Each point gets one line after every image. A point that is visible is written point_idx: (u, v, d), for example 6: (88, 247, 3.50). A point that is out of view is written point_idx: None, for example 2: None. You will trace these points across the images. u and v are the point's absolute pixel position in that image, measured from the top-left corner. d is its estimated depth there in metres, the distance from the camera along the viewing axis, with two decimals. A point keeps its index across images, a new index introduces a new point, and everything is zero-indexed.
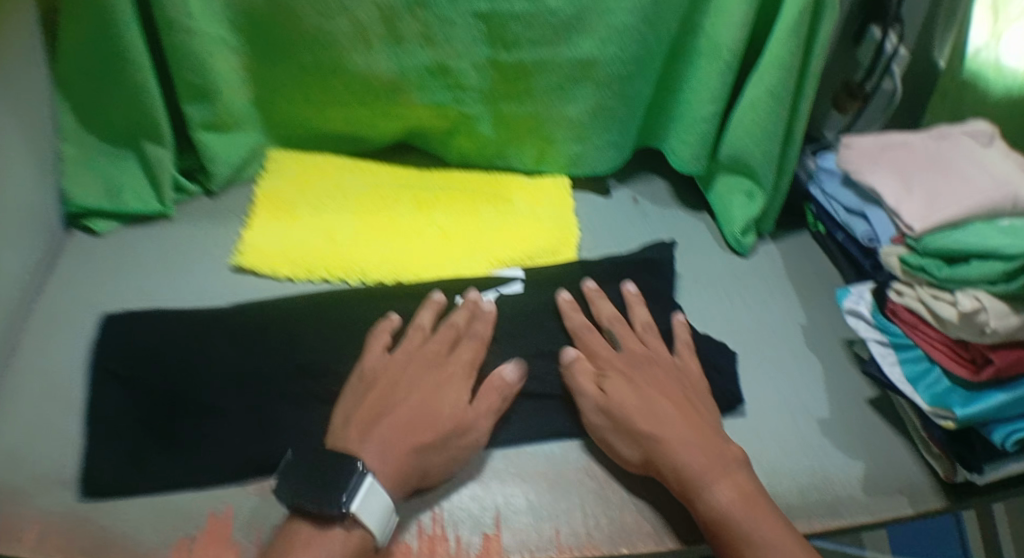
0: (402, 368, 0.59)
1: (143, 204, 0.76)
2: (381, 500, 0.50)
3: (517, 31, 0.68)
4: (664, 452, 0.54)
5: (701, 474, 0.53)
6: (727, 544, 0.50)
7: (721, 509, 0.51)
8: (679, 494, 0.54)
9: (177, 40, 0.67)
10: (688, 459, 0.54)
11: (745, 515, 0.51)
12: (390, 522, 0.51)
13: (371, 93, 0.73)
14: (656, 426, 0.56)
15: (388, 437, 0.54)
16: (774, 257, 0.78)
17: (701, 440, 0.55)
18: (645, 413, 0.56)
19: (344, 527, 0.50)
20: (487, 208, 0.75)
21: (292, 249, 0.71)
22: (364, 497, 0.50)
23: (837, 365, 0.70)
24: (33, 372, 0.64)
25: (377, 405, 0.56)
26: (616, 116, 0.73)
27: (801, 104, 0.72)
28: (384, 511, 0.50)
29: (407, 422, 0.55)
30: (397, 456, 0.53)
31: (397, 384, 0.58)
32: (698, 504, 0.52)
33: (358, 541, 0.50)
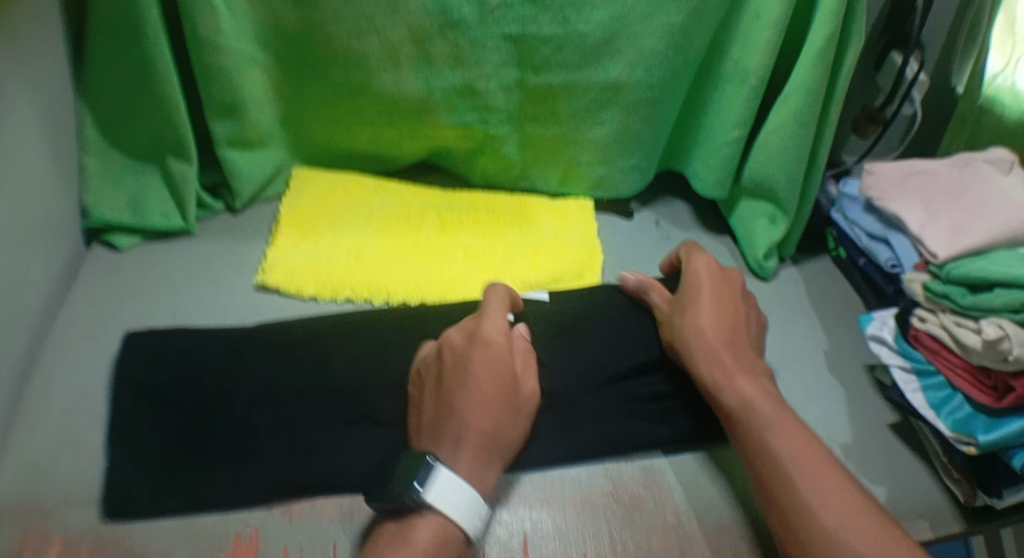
0: (453, 348, 0.59)
1: (166, 220, 0.75)
2: (459, 489, 0.52)
3: (546, 55, 0.69)
4: (704, 357, 0.60)
5: (735, 383, 0.58)
6: (738, 427, 0.56)
7: (741, 403, 0.56)
8: (705, 386, 0.59)
9: (207, 56, 0.67)
10: (724, 370, 0.59)
11: (772, 420, 0.55)
12: (474, 514, 0.52)
13: (398, 112, 0.74)
14: (705, 325, 0.62)
15: (458, 434, 0.54)
16: (796, 281, 0.78)
17: (741, 354, 0.60)
18: (697, 310, 0.63)
19: (425, 518, 0.51)
20: (512, 229, 0.75)
21: (318, 267, 0.70)
22: (439, 485, 0.51)
23: (860, 391, 0.70)
24: (57, 388, 0.64)
25: (439, 407, 0.56)
26: (641, 138, 0.74)
27: (825, 129, 0.72)
28: (467, 500, 0.52)
29: (472, 408, 0.55)
30: (471, 447, 0.54)
31: (451, 372, 0.57)
32: (721, 392, 0.58)
33: (446, 532, 0.51)
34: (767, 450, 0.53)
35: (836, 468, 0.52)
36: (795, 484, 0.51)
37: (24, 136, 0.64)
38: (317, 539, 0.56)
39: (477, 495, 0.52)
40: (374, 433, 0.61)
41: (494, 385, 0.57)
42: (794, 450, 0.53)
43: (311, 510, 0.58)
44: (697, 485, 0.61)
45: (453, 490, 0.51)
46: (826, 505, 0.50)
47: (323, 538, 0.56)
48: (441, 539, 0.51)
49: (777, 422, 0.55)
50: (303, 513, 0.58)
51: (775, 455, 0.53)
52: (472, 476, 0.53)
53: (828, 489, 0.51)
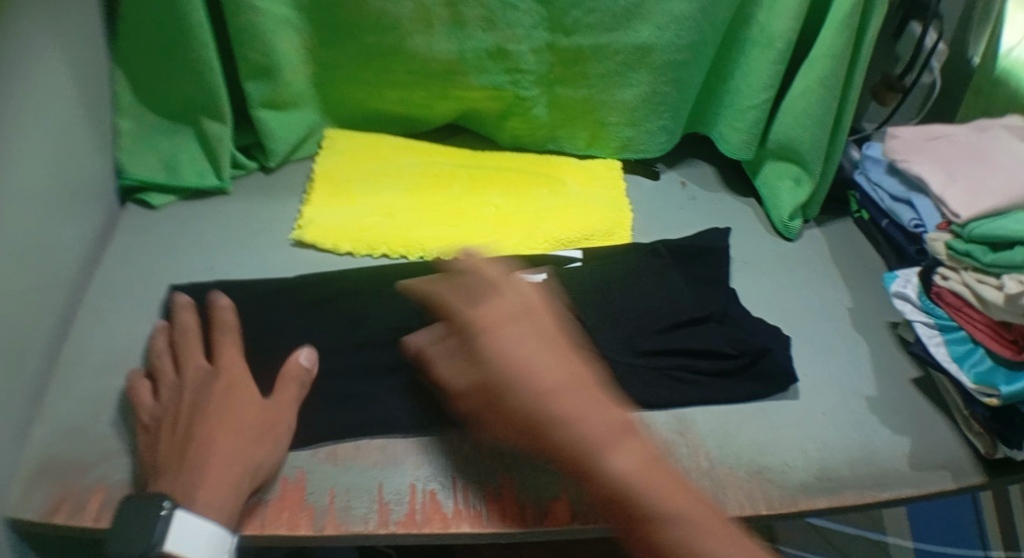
0: (200, 384, 0.58)
1: (201, 178, 0.77)
2: (201, 535, 0.50)
3: (577, 17, 0.70)
4: (510, 404, 0.48)
5: (534, 397, 0.48)
6: (634, 517, 0.44)
7: (619, 481, 0.45)
8: (574, 470, 0.47)
9: (243, 17, 0.68)
10: (529, 383, 0.48)
11: (605, 434, 0.46)
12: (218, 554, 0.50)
13: (430, 75, 0.75)
14: (536, 396, 0.48)
15: (202, 467, 0.52)
16: (819, 242, 0.80)
17: (592, 400, 0.48)
18: (521, 380, 0.48)
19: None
20: (541, 189, 0.76)
21: (352, 224, 0.71)
22: (174, 534, 0.49)
23: (881, 347, 0.72)
24: (93, 343, 0.66)
25: (192, 440, 0.54)
26: (668, 101, 0.75)
27: (849, 93, 0.74)
28: (209, 543, 0.50)
29: (223, 437, 0.54)
30: (213, 482, 0.52)
31: (197, 406, 0.56)
32: (595, 475, 0.45)
33: None
34: (626, 491, 0.44)
35: (673, 474, 0.46)
36: (677, 530, 0.43)
37: (59, 98, 0.65)
38: (361, 481, 0.57)
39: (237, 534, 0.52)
40: (412, 383, 0.62)
41: (256, 416, 0.57)
42: (637, 466, 0.45)
43: (353, 452, 0.59)
44: (727, 432, 0.63)
45: (217, 538, 0.50)
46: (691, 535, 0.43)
47: (367, 480, 0.57)
48: None
49: (611, 439, 0.46)
50: (347, 455, 0.59)
51: (615, 480, 0.45)
52: (210, 507, 0.51)
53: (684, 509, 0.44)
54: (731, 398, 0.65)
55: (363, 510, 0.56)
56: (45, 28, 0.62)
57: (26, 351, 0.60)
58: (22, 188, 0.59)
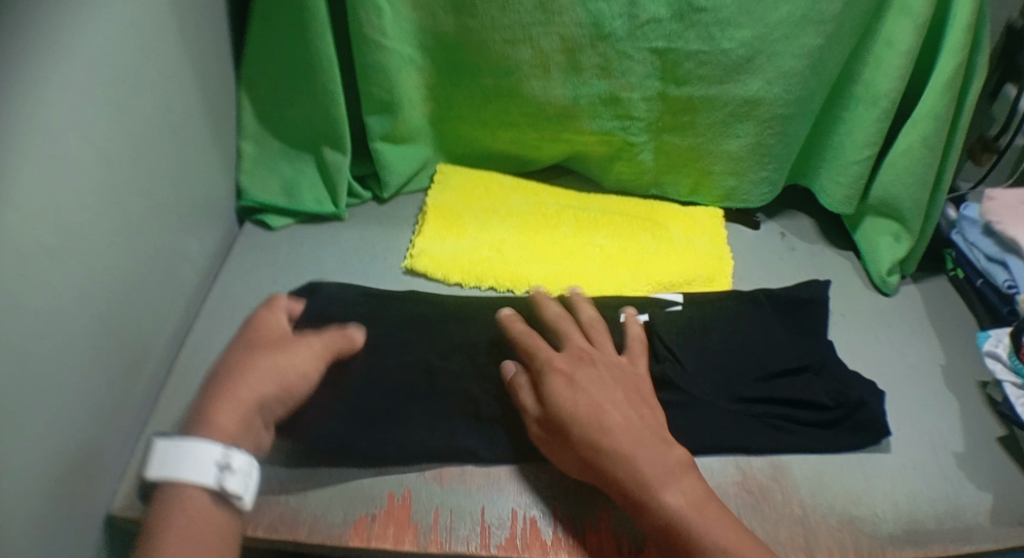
0: (269, 341, 0.60)
1: (319, 205, 0.80)
2: (183, 448, 0.52)
3: (690, 69, 0.73)
4: (568, 441, 0.56)
5: (594, 436, 0.55)
6: (682, 550, 0.51)
7: (673, 519, 0.52)
8: (627, 502, 0.54)
9: (369, 53, 0.72)
10: (605, 420, 0.56)
11: (655, 475, 0.53)
12: (204, 460, 0.51)
13: (543, 117, 0.78)
14: (609, 429, 0.55)
15: (244, 386, 0.56)
16: (916, 298, 0.81)
17: (641, 441, 0.55)
18: (590, 423, 0.56)
19: (186, 490, 0.51)
20: (645, 233, 0.78)
21: (463, 256, 0.75)
22: (155, 457, 0.52)
23: (972, 406, 0.73)
24: (212, 351, 0.70)
25: (250, 360, 0.57)
26: (773, 153, 0.77)
27: (950, 154, 0.76)
28: (197, 456, 0.51)
29: (261, 377, 0.56)
30: (240, 407, 0.55)
31: (268, 345, 0.59)
32: (649, 512, 0.52)
33: (195, 498, 0.51)
34: (690, 534, 0.51)
35: (722, 515, 0.52)
36: (724, 551, 0.50)
37: (189, 116, 0.70)
38: (465, 504, 0.59)
39: (231, 449, 0.52)
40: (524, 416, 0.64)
41: (288, 378, 0.58)
42: (687, 505, 0.52)
43: (460, 477, 0.61)
44: (820, 482, 0.64)
45: (208, 451, 0.52)
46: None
47: (470, 503, 0.60)
48: (189, 505, 0.51)
49: (660, 479, 0.53)
50: (453, 478, 0.61)
51: (671, 514, 0.52)
52: (214, 429, 0.53)
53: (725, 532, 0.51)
54: (824, 449, 0.66)
55: (465, 533, 0.57)
56: (182, 53, 0.67)
57: (141, 357, 0.64)
58: (149, 198, 0.64)
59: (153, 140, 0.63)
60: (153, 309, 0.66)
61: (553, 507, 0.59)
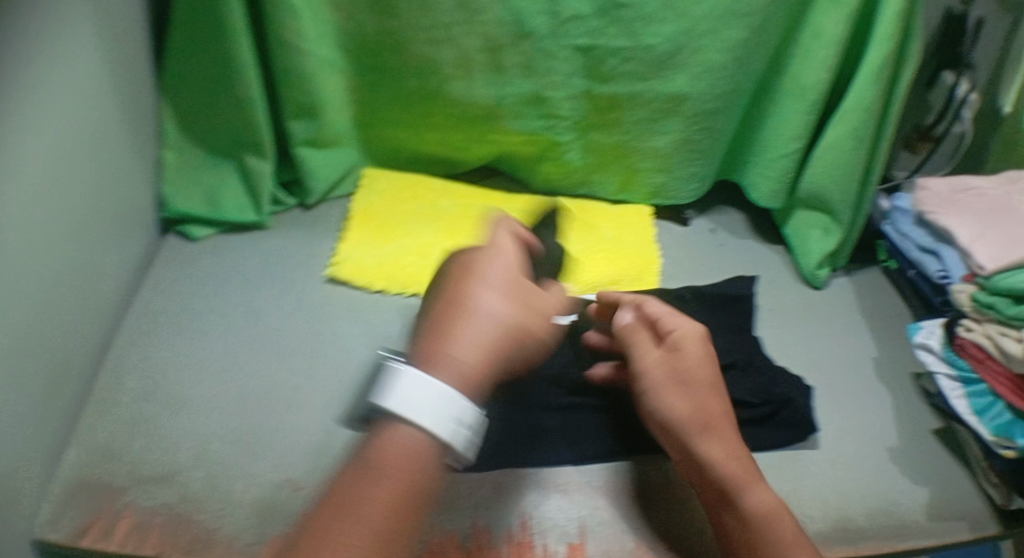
0: (497, 279, 0.62)
1: (241, 213, 0.79)
2: (423, 388, 0.52)
3: (614, 65, 0.71)
4: (683, 392, 0.56)
5: (722, 406, 0.56)
6: (748, 545, 0.51)
7: (762, 516, 0.51)
8: (717, 495, 0.54)
9: (290, 58, 0.70)
10: (711, 402, 0.56)
11: (746, 472, 0.54)
12: (447, 416, 0.52)
13: (469, 118, 0.76)
14: (718, 408, 0.56)
15: (465, 345, 0.57)
16: (846, 290, 0.81)
17: (734, 440, 0.55)
18: (714, 386, 0.57)
19: (396, 432, 0.51)
20: (572, 232, 0.78)
21: (386, 262, 0.74)
22: (398, 392, 0.52)
23: (905, 398, 0.72)
24: (133, 369, 0.68)
25: (454, 304, 0.60)
26: (701, 149, 0.76)
27: (879, 144, 0.75)
28: (403, 397, 0.52)
29: (501, 301, 0.61)
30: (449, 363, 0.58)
31: (498, 284, 0.62)
32: (739, 502, 0.52)
33: (422, 439, 0.51)
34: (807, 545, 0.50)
35: (798, 531, 0.51)
36: None
37: (106, 129, 0.68)
38: None
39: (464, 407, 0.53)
40: None
41: (520, 329, 0.60)
42: (777, 504, 0.52)
43: None
44: None
45: (438, 392, 0.52)
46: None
47: None
48: (404, 450, 0.51)
49: (748, 476, 0.53)
50: None
51: (762, 508, 0.52)
52: (438, 380, 0.55)
53: None
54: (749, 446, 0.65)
55: None
56: (97, 63, 0.65)
57: (60, 374, 0.62)
58: (64, 213, 0.61)
59: (68, 156, 0.61)
60: (70, 326, 0.64)
61: (472, 516, 0.58)
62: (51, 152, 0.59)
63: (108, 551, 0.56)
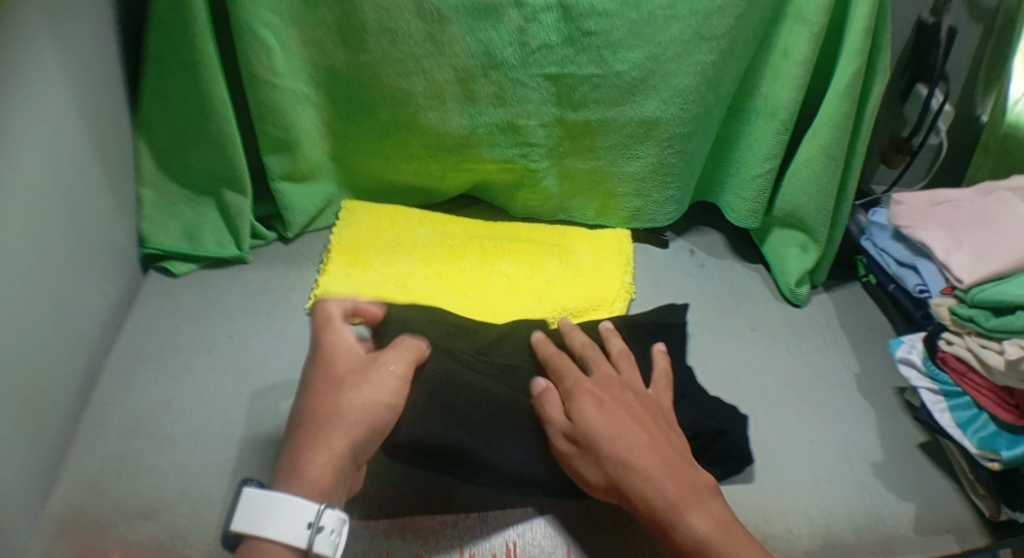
0: (343, 367, 0.58)
1: (221, 248, 0.79)
2: (263, 503, 0.49)
3: (585, 92, 0.72)
4: (598, 455, 0.55)
5: (632, 448, 0.55)
6: None
7: (699, 543, 0.51)
8: (655, 526, 0.53)
9: (262, 95, 0.71)
10: (619, 443, 0.55)
11: (681, 496, 0.53)
12: (295, 525, 0.49)
13: (443, 147, 0.77)
14: (629, 454, 0.55)
15: (317, 447, 0.53)
16: (828, 307, 0.81)
17: (671, 468, 0.55)
18: (615, 438, 0.55)
19: (247, 546, 0.49)
20: (551, 258, 0.78)
21: (366, 293, 0.74)
22: (243, 510, 0.50)
23: (889, 412, 0.72)
24: (115, 403, 0.68)
25: (316, 405, 0.55)
26: (675, 172, 0.77)
27: (853, 161, 0.75)
28: (271, 512, 0.49)
29: (362, 405, 0.55)
30: (329, 468, 0.52)
31: (348, 379, 0.56)
32: (676, 535, 0.52)
33: (282, 554, 0.49)
34: None
35: (749, 540, 0.52)
36: None
37: (84, 168, 0.68)
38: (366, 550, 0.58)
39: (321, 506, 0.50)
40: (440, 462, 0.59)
41: (373, 408, 0.55)
42: (712, 528, 0.52)
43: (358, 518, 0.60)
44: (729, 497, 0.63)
45: (301, 509, 0.49)
46: None
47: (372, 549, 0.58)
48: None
49: (688, 501, 0.53)
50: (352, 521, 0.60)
51: (697, 537, 0.52)
52: (311, 485, 0.51)
53: None
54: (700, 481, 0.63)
55: None
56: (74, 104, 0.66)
57: (49, 412, 0.62)
58: (46, 253, 0.62)
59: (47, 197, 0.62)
60: (56, 364, 0.64)
61: (458, 550, 0.58)
62: (30, 193, 0.59)
63: None
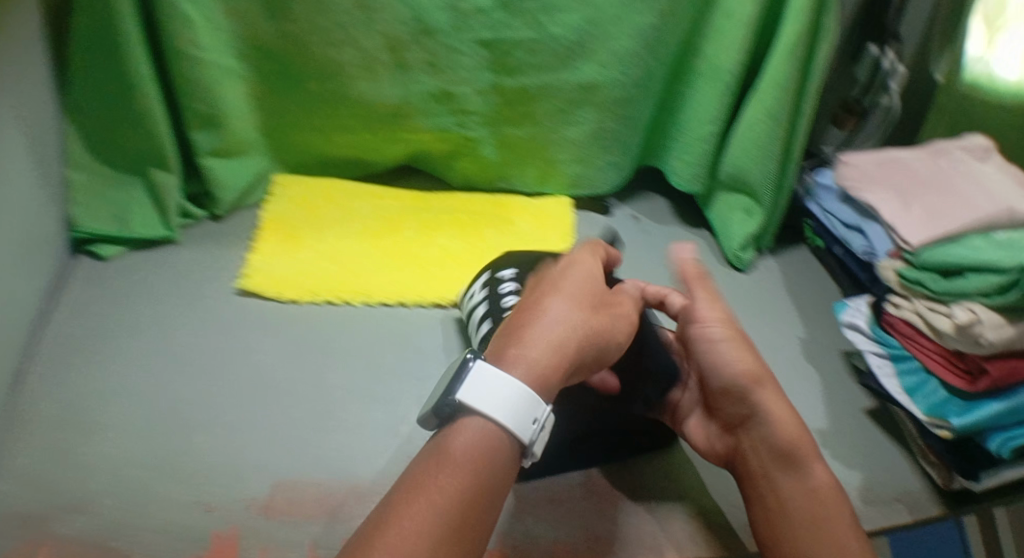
0: (576, 289, 0.49)
1: (149, 229, 0.77)
2: (511, 385, 0.42)
3: (521, 57, 0.70)
4: (740, 399, 0.53)
5: (778, 405, 0.52)
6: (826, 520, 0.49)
7: (817, 491, 0.50)
8: (773, 470, 0.52)
9: (187, 68, 0.68)
10: (751, 388, 0.52)
11: (804, 447, 0.52)
12: (529, 416, 0.42)
13: (378, 118, 0.75)
14: (770, 413, 0.52)
15: (532, 340, 0.45)
16: (773, 272, 0.80)
17: (798, 421, 0.52)
18: (757, 393, 0.52)
19: (468, 425, 0.42)
20: (490, 230, 0.77)
21: (298, 272, 0.73)
22: (479, 389, 0.42)
23: (836, 378, 0.71)
24: (43, 392, 0.64)
25: (541, 299, 0.48)
26: (616, 138, 0.75)
27: (797, 123, 0.74)
28: (518, 400, 0.42)
29: (573, 305, 0.48)
30: (551, 352, 0.45)
31: (574, 290, 0.49)
32: (801, 478, 0.51)
33: (494, 441, 0.41)
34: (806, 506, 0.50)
35: (841, 511, 0.49)
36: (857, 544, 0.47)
37: (9, 150, 0.63)
38: (294, 537, 0.55)
39: (542, 399, 0.43)
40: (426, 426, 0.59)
41: (598, 335, 0.48)
42: (825, 494, 0.50)
43: (287, 507, 0.57)
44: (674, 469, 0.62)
45: (529, 404, 0.42)
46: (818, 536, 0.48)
47: (301, 535, 0.55)
48: (478, 449, 0.41)
49: (808, 451, 0.52)
50: (281, 510, 0.57)
51: (819, 486, 0.51)
52: (510, 363, 0.44)
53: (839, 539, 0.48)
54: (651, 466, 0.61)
55: None
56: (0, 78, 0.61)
57: None
58: None
59: None
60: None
61: None
62: None
63: None
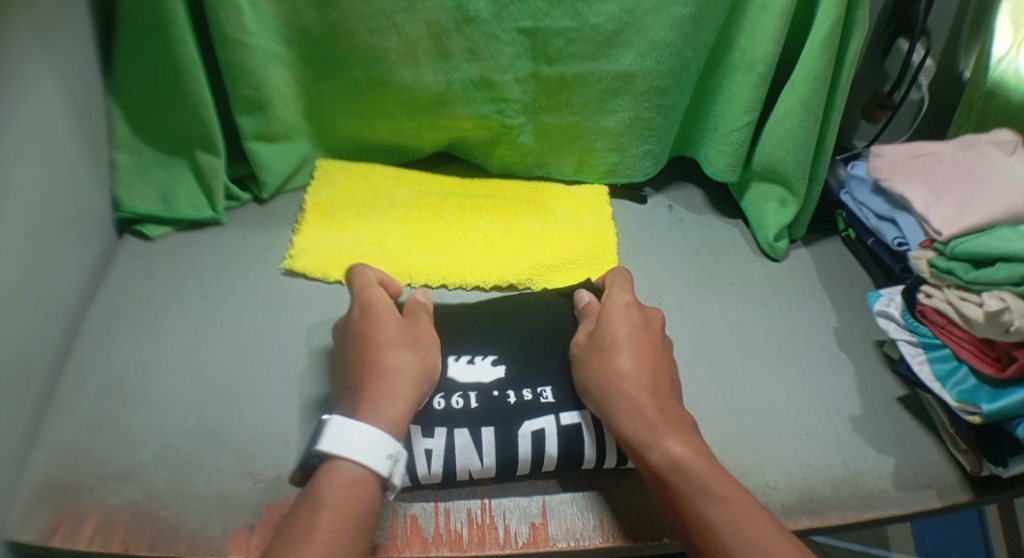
0: (391, 333, 0.59)
1: (197, 210, 0.79)
2: (359, 431, 0.52)
3: (560, 47, 0.71)
4: (601, 361, 0.58)
5: (623, 382, 0.56)
6: (673, 492, 0.51)
7: (671, 464, 0.52)
8: (628, 448, 0.55)
9: (233, 53, 0.69)
10: (615, 363, 0.57)
11: (655, 424, 0.54)
12: (382, 451, 0.52)
13: (418, 104, 0.77)
14: (622, 372, 0.57)
15: (374, 395, 0.55)
16: (806, 261, 0.81)
17: (669, 407, 0.56)
18: (616, 356, 0.58)
19: (329, 472, 0.51)
20: (529, 216, 0.79)
21: (343, 252, 0.74)
22: (335, 436, 0.52)
23: (868, 364, 0.72)
24: (91, 364, 0.66)
25: (355, 363, 0.57)
26: (653, 127, 0.77)
27: (831, 114, 0.75)
28: (374, 438, 0.52)
29: (396, 364, 0.57)
30: (400, 401, 0.55)
31: (387, 343, 0.58)
32: (648, 455, 0.53)
33: (357, 476, 0.51)
34: (678, 471, 0.51)
35: (720, 470, 0.52)
36: (704, 505, 0.49)
37: (57, 135, 0.66)
38: None
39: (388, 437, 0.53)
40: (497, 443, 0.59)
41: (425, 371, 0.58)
42: (688, 453, 0.52)
43: None
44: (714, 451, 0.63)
45: (379, 442, 0.52)
46: (715, 509, 0.48)
47: None
48: (348, 485, 0.51)
49: (661, 426, 0.54)
50: None
51: (671, 457, 0.52)
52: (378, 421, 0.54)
53: (716, 498, 0.49)
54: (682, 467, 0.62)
55: None
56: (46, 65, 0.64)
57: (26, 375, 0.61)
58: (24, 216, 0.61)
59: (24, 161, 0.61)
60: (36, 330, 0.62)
61: (433, 503, 0.58)
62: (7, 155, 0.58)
63: (77, 548, 0.56)
